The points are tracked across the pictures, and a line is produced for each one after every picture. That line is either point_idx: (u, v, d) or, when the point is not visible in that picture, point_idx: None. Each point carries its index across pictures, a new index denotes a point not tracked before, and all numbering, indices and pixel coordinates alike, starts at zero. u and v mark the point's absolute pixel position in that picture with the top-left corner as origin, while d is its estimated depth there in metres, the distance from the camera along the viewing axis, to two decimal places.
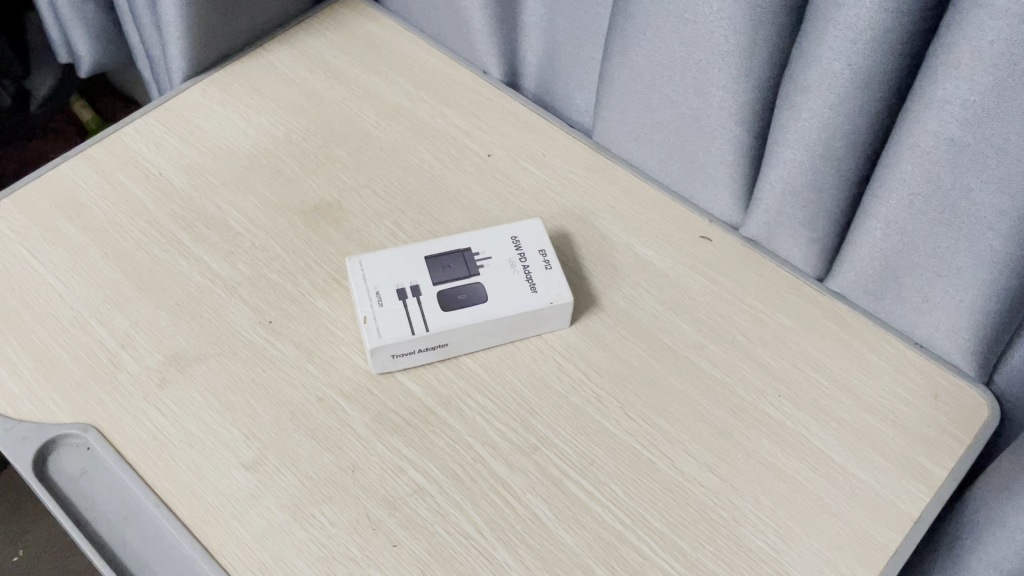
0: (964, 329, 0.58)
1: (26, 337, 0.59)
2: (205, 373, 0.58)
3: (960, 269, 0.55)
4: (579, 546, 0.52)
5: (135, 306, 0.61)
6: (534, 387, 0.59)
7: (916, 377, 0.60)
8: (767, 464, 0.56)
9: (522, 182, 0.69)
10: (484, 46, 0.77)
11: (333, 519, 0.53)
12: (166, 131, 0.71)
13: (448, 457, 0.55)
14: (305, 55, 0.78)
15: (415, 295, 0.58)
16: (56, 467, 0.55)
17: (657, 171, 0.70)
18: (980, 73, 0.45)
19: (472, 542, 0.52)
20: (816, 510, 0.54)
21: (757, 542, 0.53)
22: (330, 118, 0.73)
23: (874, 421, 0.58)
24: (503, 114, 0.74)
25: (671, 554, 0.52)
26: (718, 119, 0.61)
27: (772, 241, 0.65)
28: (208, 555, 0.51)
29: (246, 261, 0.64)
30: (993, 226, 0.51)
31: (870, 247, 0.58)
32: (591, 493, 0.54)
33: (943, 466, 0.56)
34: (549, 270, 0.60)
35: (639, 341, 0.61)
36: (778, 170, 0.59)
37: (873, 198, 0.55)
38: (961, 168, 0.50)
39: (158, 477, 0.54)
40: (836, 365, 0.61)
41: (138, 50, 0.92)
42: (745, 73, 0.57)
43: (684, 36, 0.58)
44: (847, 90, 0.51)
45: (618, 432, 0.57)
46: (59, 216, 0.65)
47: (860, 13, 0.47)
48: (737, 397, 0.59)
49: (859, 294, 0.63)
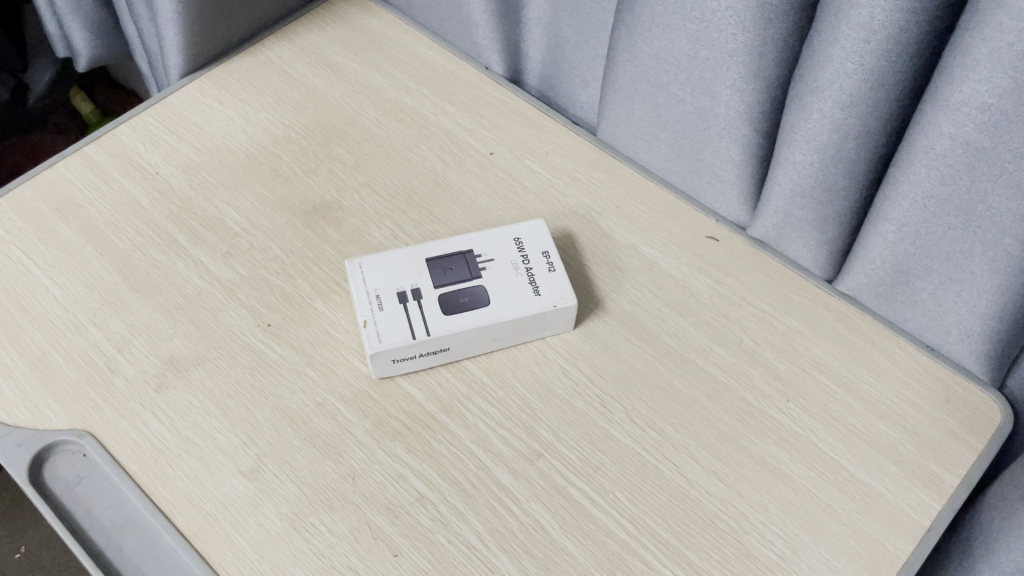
0: (977, 333, 0.57)
1: (22, 341, 0.58)
2: (203, 378, 0.57)
3: (974, 274, 0.54)
4: (583, 555, 0.51)
5: (132, 309, 0.60)
6: (537, 391, 0.58)
7: (927, 382, 0.59)
8: (775, 471, 0.55)
9: (525, 181, 0.68)
10: (486, 41, 0.76)
11: (333, 528, 0.52)
12: (164, 129, 0.70)
13: (449, 464, 0.54)
14: (304, 50, 0.77)
15: (416, 298, 0.57)
16: (51, 475, 0.54)
17: (662, 170, 0.69)
18: (999, 75, 0.43)
19: (474, 551, 0.51)
20: (825, 519, 0.53)
21: (765, 551, 0.52)
22: (331, 115, 0.72)
23: (884, 426, 0.57)
24: (506, 110, 0.73)
25: (677, 563, 0.51)
26: (726, 119, 0.60)
27: (781, 242, 0.64)
28: (206, 565, 0.50)
29: (244, 262, 0.63)
30: (1010, 231, 0.50)
31: (882, 249, 0.57)
32: (595, 501, 0.53)
33: (955, 474, 0.55)
34: (552, 272, 0.59)
35: (644, 345, 0.60)
36: (788, 170, 0.57)
37: (886, 199, 0.54)
38: (977, 173, 0.48)
39: (155, 485, 0.53)
40: (844, 369, 0.59)
41: (136, 45, 0.91)
42: (753, 72, 0.56)
43: (692, 33, 0.57)
44: (860, 90, 0.49)
45: (623, 437, 0.56)
46: (54, 216, 0.64)
47: (874, 13, 0.45)
48: (745, 403, 0.58)
49: (870, 296, 0.62)
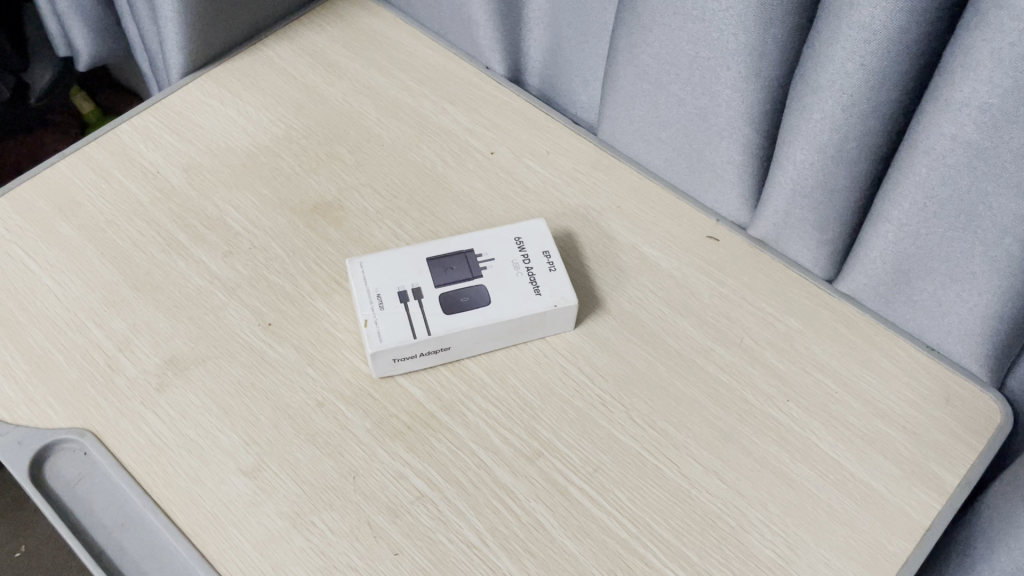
0: (977, 334, 0.57)
1: (23, 340, 0.58)
2: (204, 376, 0.57)
3: (974, 274, 0.54)
4: (583, 554, 0.52)
5: (132, 308, 0.60)
6: (537, 390, 0.58)
7: (927, 382, 0.59)
8: (775, 471, 0.55)
9: (526, 180, 0.68)
10: (486, 41, 0.76)
11: (333, 527, 0.52)
12: (165, 129, 0.70)
13: (450, 463, 0.54)
14: (305, 49, 0.77)
15: (417, 298, 0.57)
16: (52, 473, 0.54)
17: (663, 170, 0.69)
18: (999, 75, 0.43)
19: (474, 550, 0.51)
20: (825, 518, 0.53)
21: (765, 550, 0.52)
22: (331, 115, 0.72)
23: (884, 426, 0.57)
24: (507, 109, 0.73)
25: (676, 563, 0.51)
26: (727, 119, 0.60)
27: (781, 242, 0.64)
28: (206, 563, 0.50)
29: (245, 262, 0.63)
30: (1010, 232, 0.50)
31: (882, 249, 0.57)
32: (595, 500, 0.53)
33: (955, 474, 0.55)
34: (553, 271, 0.59)
35: (644, 344, 0.60)
36: (788, 170, 0.57)
37: (887, 199, 0.54)
38: (978, 173, 0.48)
39: (156, 483, 0.53)
40: (844, 369, 0.59)
41: (137, 44, 0.91)
42: (753, 72, 0.56)
43: (692, 33, 0.57)
44: (860, 90, 0.50)
45: (623, 437, 0.56)
46: (55, 215, 0.64)
47: (874, 14, 0.46)
48: (745, 402, 0.58)
49: (870, 296, 0.62)
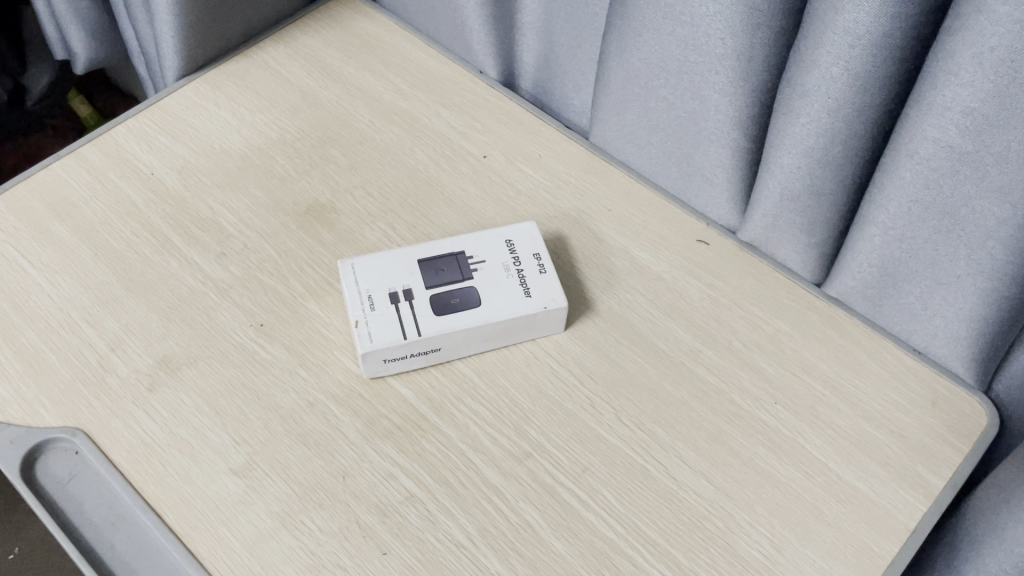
0: (963, 338, 0.57)
1: (16, 339, 0.59)
2: (195, 376, 0.58)
3: (958, 278, 0.54)
4: (572, 554, 0.52)
5: (125, 308, 0.60)
6: (527, 392, 0.58)
7: (914, 386, 0.59)
8: (763, 473, 0.55)
9: (518, 184, 0.69)
10: (480, 46, 0.76)
11: (322, 526, 0.52)
12: (160, 131, 0.71)
13: (439, 464, 0.55)
14: (299, 53, 0.77)
15: (408, 299, 0.57)
16: (44, 472, 0.54)
17: (654, 173, 0.69)
18: (981, 79, 0.44)
19: (463, 550, 0.52)
20: (812, 520, 0.54)
21: (752, 552, 0.52)
22: (325, 119, 0.72)
23: (871, 429, 0.57)
24: (500, 113, 0.73)
25: (664, 563, 0.52)
26: (716, 122, 0.60)
27: (769, 245, 0.64)
28: (195, 561, 0.50)
29: (238, 263, 0.63)
30: (993, 235, 0.50)
31: (869, 253, 0.57)
32: (583, 501, 0.54)
33: (942, 475, 0.56)
34: (543, 273, 0.60)
35: (634, 346, 0.60)
36: (776, 174, 0.58)
37: (873, 203, 0.54)
38: (962, 177, 0.49)
39: (145, 482, 0.53)
40: (832, 372, 0.60)
41: (134, 47, 0.92)
42: (741, 76, 0.56)
43: (681, 37, 0.58)
44: (846, 94, 0.50)
45: (612, 438, 0.56)
46: (50, 216, 0.65)
47: (859, 19, 0.46)
48: (733, 405, 0.58)
49: (857, 300, 0.62)
